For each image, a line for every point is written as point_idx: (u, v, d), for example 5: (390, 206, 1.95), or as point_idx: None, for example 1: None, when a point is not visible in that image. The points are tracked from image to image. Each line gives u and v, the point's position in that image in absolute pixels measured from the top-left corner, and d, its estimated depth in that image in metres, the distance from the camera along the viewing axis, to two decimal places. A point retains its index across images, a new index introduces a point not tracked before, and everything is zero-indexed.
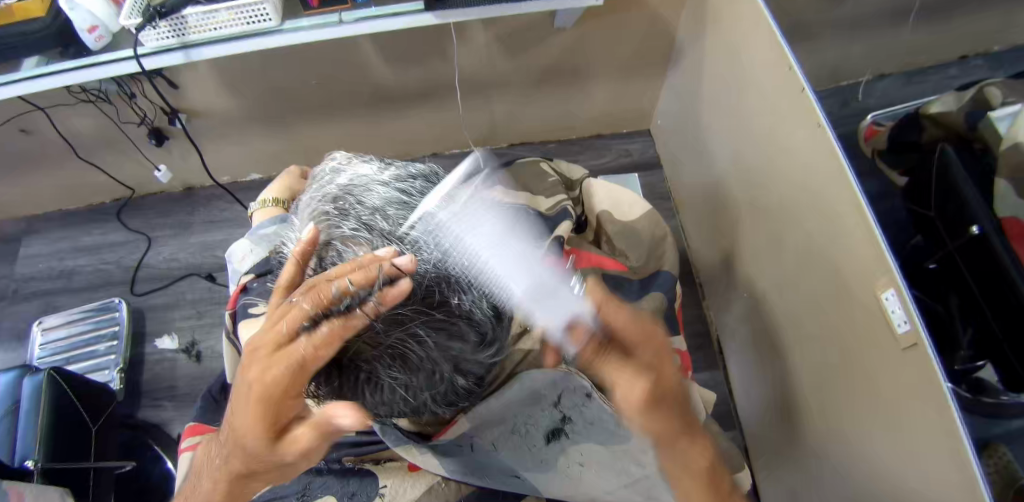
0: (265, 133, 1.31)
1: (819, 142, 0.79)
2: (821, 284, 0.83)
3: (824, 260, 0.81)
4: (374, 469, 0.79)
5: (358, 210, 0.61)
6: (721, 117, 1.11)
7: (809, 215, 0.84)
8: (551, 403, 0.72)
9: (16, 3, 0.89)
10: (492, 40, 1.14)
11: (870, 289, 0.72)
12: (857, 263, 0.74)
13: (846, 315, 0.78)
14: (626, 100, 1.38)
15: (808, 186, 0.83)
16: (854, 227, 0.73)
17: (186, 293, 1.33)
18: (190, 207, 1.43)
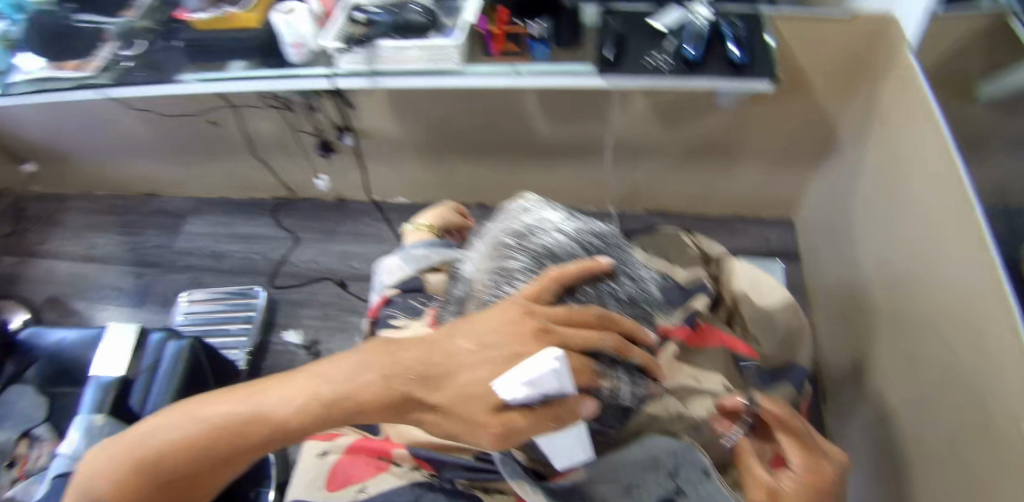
0: (421, 162, 1.42)
1: (982, 259, 0.71)
2: (964, 419, 0.72)
3: (968, 389, 0.72)
4: (483, 498, 0.64)
5: (536, 250, 0.56)
6: (874, 217, 1.04)
7: (960, 332, 0.75)
8: (668, 472, 0.59)
9: (240, 14, 1.09)
10: (649, 110, 1.17)
11: (1018, 433, 0.61)
12: (1001, 398, 0.65)
13: (988, 458, 0.67)
14: (773, 187, 1.35)
15: (964, 305, 0.74)
16: (1008, 359, 0.64)
17: (318, 294, 1.44)
18: (340, 216, 1.57)
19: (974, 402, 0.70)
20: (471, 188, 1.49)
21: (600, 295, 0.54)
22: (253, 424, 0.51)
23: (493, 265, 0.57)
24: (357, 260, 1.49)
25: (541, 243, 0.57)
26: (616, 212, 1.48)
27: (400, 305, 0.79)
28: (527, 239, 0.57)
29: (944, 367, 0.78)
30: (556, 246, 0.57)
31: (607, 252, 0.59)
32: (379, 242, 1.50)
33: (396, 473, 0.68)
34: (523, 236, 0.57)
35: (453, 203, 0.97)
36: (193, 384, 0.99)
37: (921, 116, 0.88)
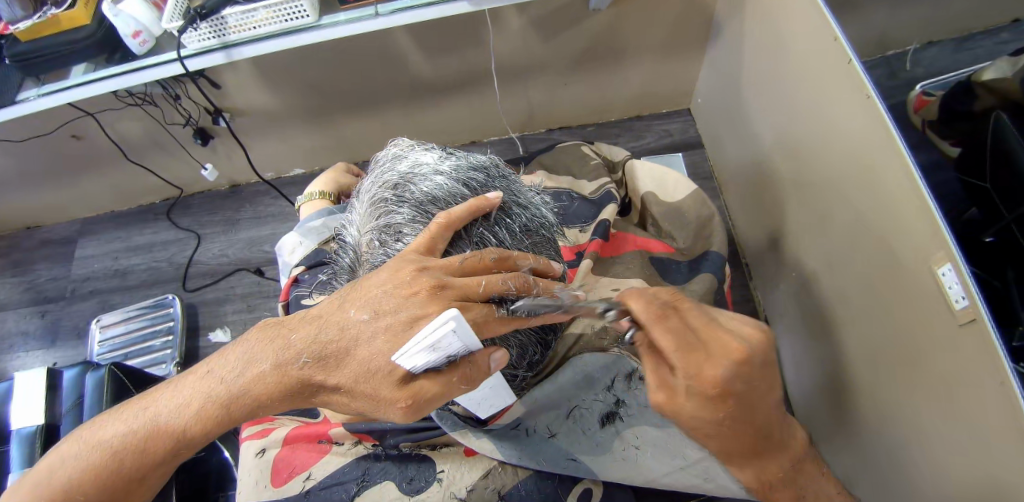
0: (308, 128, 1.33)
1: (869, 113, 0.76)
2: (873, 262, 0.81)
3: (873, 235, 0.80)
4: (431, 455, 0.69)
5: (418, 199, 0.56)
6: (764, 92, 1.08)
7: (858, 185, 0.81)
8: (603, 387, 0.70)
9: (63, 13, 0.91)
10: (528, 25, 1.13)
11: (922, 264, 0.70)
12: (908, 238, 0.72)
13: (899, 290, 0.76)
14: (665, 79, 1.36)
15: (857, 159, 0.81)
16: (909, 201, 0.71)
17: (236, 287, 1.37)
18: (237, 203, 1.47)
19: (881, 245, 0.78)
20: (368, 144, 1.42)
21: (491, 230, 0.55)
22: (158, 434, 0.60)
23: (377, 223, 0.57)
24: (267, 243, 1.41)
25: (420, 190, 0.57)
26: (521, 136, 1.47)
27: (310, 282, 0.77)
28: (406, 189, 0.57)
29: (850, 219, 0.86)
30: (434, 189, 0.57)
31: (491, 181, 0.59)
32: (286, 221, 1.43)
33: (341, 452, 0.71)
34: (401, 188, 0.57)
35: (343, 164, 0.92)
36: None
37: None
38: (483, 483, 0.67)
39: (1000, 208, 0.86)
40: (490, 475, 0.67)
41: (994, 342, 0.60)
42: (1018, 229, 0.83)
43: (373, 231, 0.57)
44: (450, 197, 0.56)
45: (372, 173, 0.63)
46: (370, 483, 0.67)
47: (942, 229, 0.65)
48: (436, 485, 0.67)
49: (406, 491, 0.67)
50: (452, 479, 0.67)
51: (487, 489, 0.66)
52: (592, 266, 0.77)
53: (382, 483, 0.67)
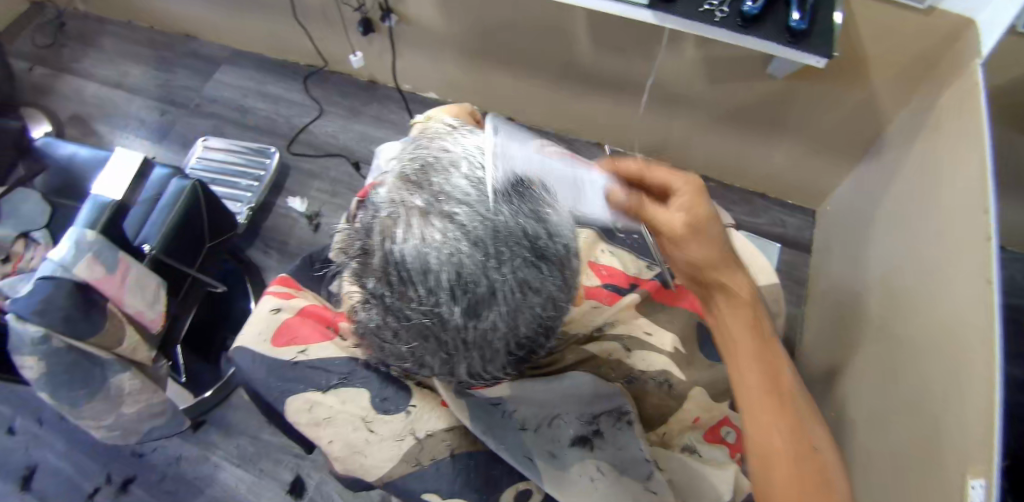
0: (457, 61, 1.38)
1: (983, 298, 0.69)
2: (917, 442, 0.76)
3: (929, 415, 0.74)
4: (413, 387, 0.68)
5: (436, 187, 0.49)
6: (895, 226, 1.00)
7: (939, 361, 0.75)
8: (589, 411, 0.63)
9: None
10: (698, 59, 1.11)
11: (958, 469, 0.65)
12: (957, 435, 0.67)
13: (928, 482, 0.71)
14: (805, 171, 1.29)
15: (948, 336, 0.74)
16: (976, 401, 0.65)
17: (330, 170, 1.46)
18: (367, 97, 1.55)
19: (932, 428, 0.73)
20: (501, 100, 1.45)
21: (499, 240, 0.47)
22: None
23: (389, 199, 0.50)
24: (375, 144, 1.49)
25: (440, 175, 0.49)
26: None
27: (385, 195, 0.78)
28: (426, 171, 0.50)
29: (915, 389, 0.80)
30: (453, 180, 0.49)
31: (517, 187, 0.50)
32: (399, 132, 1.50)
33: (340, 344, 0.72)
34: (424, 170, 0.50)
35: (471, 107, 0.95)
36: (188, 224, 1.00)
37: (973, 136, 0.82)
38: (443, 435, 0.65)
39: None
40: (453, 432, 0.66)
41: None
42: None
43: (382, 204, 0.51)
44: (466, 195, 0.48)
45: (416, 140, 0.56)
46: (348, 383, 0.68)
47: (996, 444, 0.60)
48: (404, 415, 0.66)
49: (376, 407, 0.66)
50: (418, 416, 0.66)
51: (443, 442, 0.65)
52: (637, 303, 0.77)
53: (358, 388, 0.68)
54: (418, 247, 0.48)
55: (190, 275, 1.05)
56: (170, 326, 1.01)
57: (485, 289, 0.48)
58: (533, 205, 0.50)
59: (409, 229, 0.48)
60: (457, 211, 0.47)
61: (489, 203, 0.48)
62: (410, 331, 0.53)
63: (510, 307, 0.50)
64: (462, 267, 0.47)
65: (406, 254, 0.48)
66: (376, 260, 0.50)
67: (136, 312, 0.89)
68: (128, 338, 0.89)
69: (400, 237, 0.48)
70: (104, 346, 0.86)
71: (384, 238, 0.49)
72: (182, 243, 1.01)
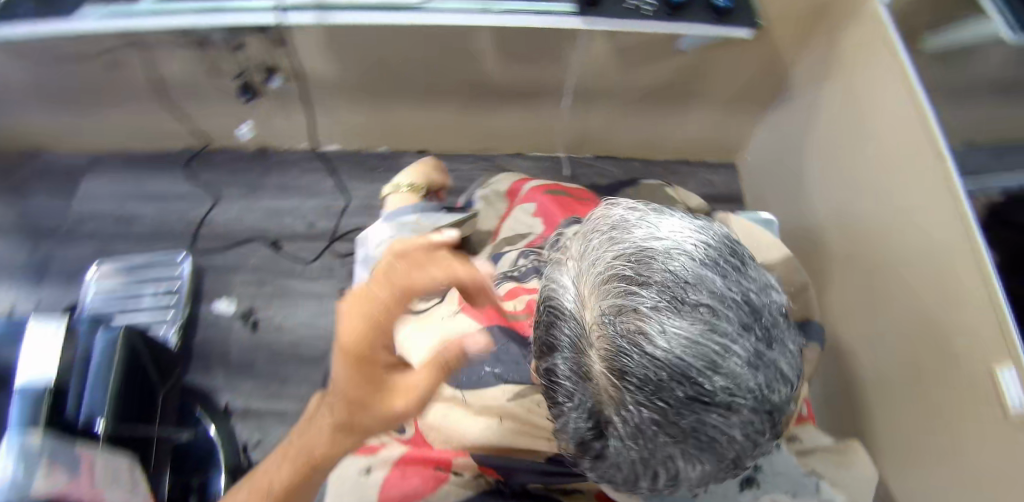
0: (359, 106, 1.27)
1: (952, 213, 0.81)
2: (925, 354, 0.86)
3: (931, 329, 0.85)
4: (562, 499, 0.67)
5: (669, 283, 0.42)
6: (828, 159, 1.10)
7: (924, 281, 0.86)
8: None
9: None
10: (610, 53, 1.11)
11: (982, 366, 0.75)
12: (969, 340, 0.77)
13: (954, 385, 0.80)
14: (721, 130, 1.37)
15: (927, 249, 0.85)
16: (972, 302, 0.77)
17: (250, 257, 1.29)
18: (264, 168, 1.39)
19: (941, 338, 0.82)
20: (414, 133, 1.37)
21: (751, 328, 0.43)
22: None
23: (613, 306, 0.42)
24: (291, 216, 1.34)
25: (665, 266, 0.43)
26: (567, 156, 1.44)
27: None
28: (648, 264, 0.43)
29: (908, 310, 0.90)
30: (683, 268, 0.43)
31: (737, 264, 0.45)
32: (314, 196, 1.37)
33: (459, 483, 0.67)
34: (640, 264, 0.43)
35: (431, 161, 0.94)
36: (135, 374, 0.83)
37: (886, 74, 0.93)
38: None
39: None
40: None
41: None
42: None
43: (603, 312, 0.43)
44: (707, 282, 0.42)
45: (581, 234, 0.49)
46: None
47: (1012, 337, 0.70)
48: None
49: None
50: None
51: None
52: None
53: None
54: (677, 355, 0.40)
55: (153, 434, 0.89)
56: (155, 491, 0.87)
57: (753, 386, 0.42)
58: (757, 280, 0.46)
59: (662, 336, 0.41)
60: (705, 304, 0.42)
61: (729, 286, 0.43)
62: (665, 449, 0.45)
63: (776, 399, 0.44)
64: (730, 364, 0.41)
65: (668, 362, 0.41)
66: (621, 379, 0.42)
67: None
68: None
69: (657, 348, 0.41)
70: None
71: (626, 353, 0.41)
72: (137, 399, 0.85)
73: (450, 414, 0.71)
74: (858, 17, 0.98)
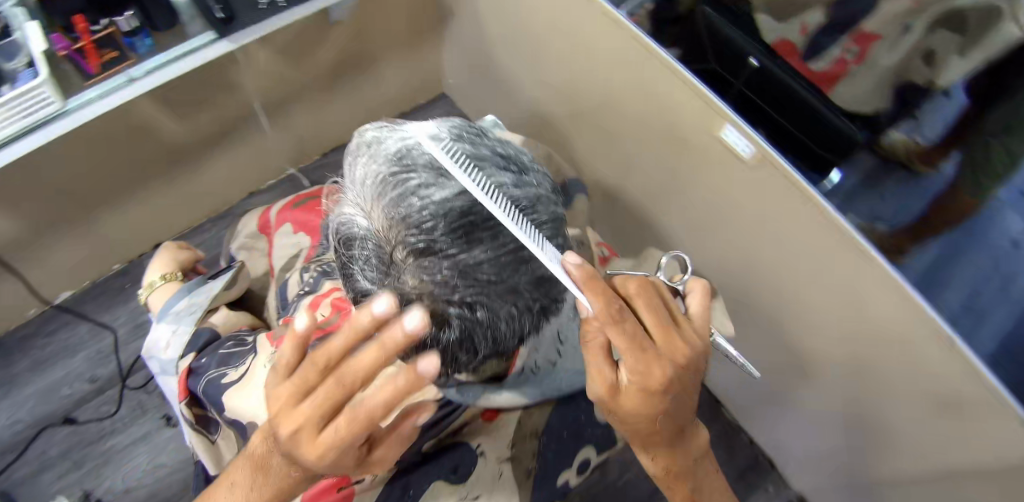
0: (61, 242, 1.11)
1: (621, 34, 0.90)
2: (666, 143, 0.98)
3: (662, 132, 0.97)
4: (463, 439, 0.70)
5: (428, 161, 0.50)
6: (511, 48, 1.22)
7: (640, 101, 0.97)
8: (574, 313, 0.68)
9: None
10: (276, 56, 1.11)
11: (710, 133, 0.87)
12: (694, 121, 0.88)
13: (703, 155, 0.92)
14: (419, 70, 1.47)
15: (616, 73, 0.98)
16: (673, 90, 0.88)
17: (49, 449, 1.13)
18: (2, 358, 1.18)
19: (672, 132, 0.94)
20: (143, 232, 1.25)
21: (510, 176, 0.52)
22: None
23: (388, 200, 0.49)
24: (66, 385, 1.18)
25: (420, 152, 0.50)
26: (301, 170, 1.45)
27: (216, 364, 0.73)
28: (404, 155, 0.50)
29: (635, 128, 1.03)
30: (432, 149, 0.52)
31: (475, 134, 0.55)
32: (78, 351, 1.21)
33: (366, 487, 0.68)
34: (399, 160, 0.50)
35: (167, 247, 0.94)
36: None
37: None
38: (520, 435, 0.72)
39: (728, 77, 0.96)
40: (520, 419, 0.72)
41: (779, 164, 0.78)
42: (752, 91, 0.94)
43: (386, 208, 0.49)
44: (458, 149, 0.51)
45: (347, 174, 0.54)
46: (415, 493, 0.67)
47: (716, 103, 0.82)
48: (483, 459, 0.69)
49: (458, 480, 0.68)
50: (490, 444, 0.70)
51: (527, 433, 0.72)
52: None
53: (429, 488, 0.68)
54: (453, 205, 0.48)
55: None
56: None
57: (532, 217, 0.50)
58: (493, 141, 0.56)
59: (433, 197, 0.48)
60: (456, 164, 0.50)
61: (473, 147, 0.53)
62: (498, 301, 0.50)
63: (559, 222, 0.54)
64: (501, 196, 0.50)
65: (450, 212, 0.48)
66: (430, 256, 0.48)
67: None
68: None
69: (437, 205, 0.48)
70: None
71: (420, 223, 0.48)
72: None
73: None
74: None
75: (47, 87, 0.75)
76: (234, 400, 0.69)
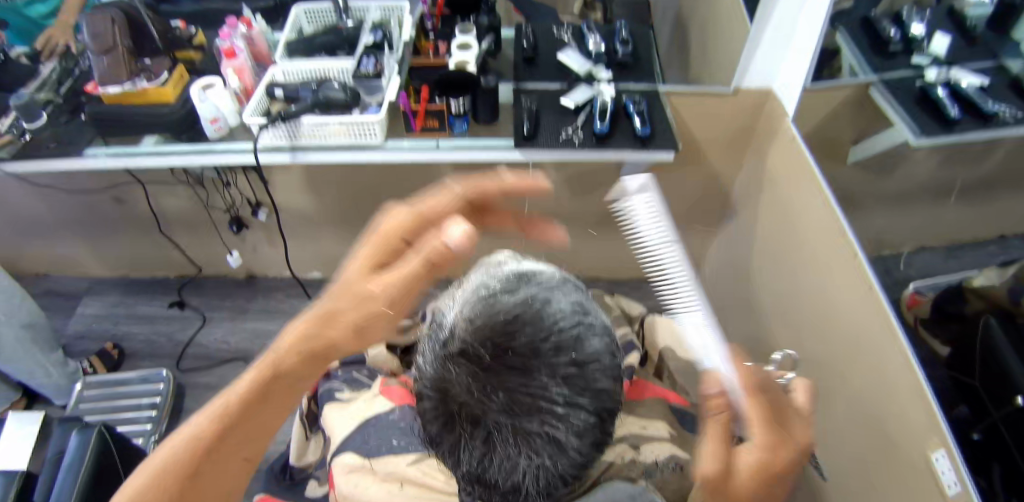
0: (336, 235, 1.38)
1: (868, 303, 0.79)
2: (866, 440, 0.80)
3: (873, 420, 0.79)
4: None
5: (532, 292, 0.47)
6: (768, 263, 1.14)
7: (860, 375, 0.82)
8: None
9: (153, 88, 0.99)
10: (562, 180, 1.25)
11: (916, 451, 0.69)
12: (902, 426, 0.72)
13: (894, 472, 0.74)
14: (681, 250, 1.45)
15: (850, 335, 0.84)
16: (898, 385, 0.73)
17: (228, 377, 1.33)
18: (250, 292, 1.48)
19: (875, 421, 0.78)
20: None
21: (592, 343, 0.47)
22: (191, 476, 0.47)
23: (473, 306, 0.46)
24: (270, 338, 1.40)
25: (526, 282, 0.47)
26: None
27: (343, 379, 0.87)
28: (510, 278, 0.48)
29: (842, 403, 0.87)
30: (534, 274, 0.48)
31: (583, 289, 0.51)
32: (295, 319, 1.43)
33: None
34: (505, 276, 0.48)
35: None
36: (105, 481, 0.79)
37: (795, 175, 1.01)
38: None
39: (986, 406, 0.82)
40: None
41: None
42: (1006, 429, 0.78)
43: (467, 310, 0.46)
44: (559, 295, 0.47)
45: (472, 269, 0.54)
46: None
47: (935, 414, 0.66)
48: None
49: None
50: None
51: None
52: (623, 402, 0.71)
53: None
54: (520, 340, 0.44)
55: None
56: None
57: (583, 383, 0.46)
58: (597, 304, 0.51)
59: (497, 317, 0.44)
60: (543, 299, 0.46)
61: (575, 300, 0.48)
62: (501, 431, 0.46)
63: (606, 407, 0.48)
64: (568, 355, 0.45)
65: (513, 346, 0.44)
66: (475, 368, 0.45)
67: None
68: None
69: (507, 334, 0.44)
70: None
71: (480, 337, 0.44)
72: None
73: (359, 483, 0.68)
74: (771, 130, 1.08)
75: (377, 125, 0.97)
76: (329, 413, 0.78)
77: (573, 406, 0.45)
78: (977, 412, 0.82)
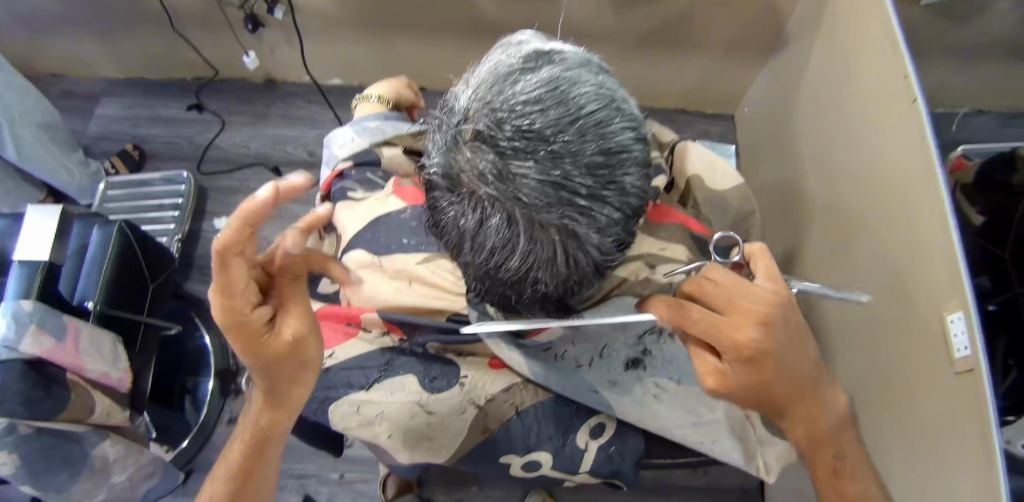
0: (356, 38, 1.29)
1: (920, 157, 0.74)
2: (886, 295, 0.80)
3: (894, 277, 0.78)
4: (457, 361, 0.70)
5: (554, 72, 0.45)
6: (816, 101, 1.05)
7: (892, 229, 0.80)
8: (634, 332, 0.68)
9: None
10: None
11: (935, 310, 0.69)
12: (925, 286, 0.71)
13: (907, 329, 0.75)
14: (722, 81, 1.35)
15: (892, 189, 0.80)
16: (932, 243, 0.70)
17: (250, 181, 1.36)
18: (268, 99, 1.44)
19: (899, 280, 0.77)
20: (411, 71, 1.38)
21: (618, 130, 0.45)
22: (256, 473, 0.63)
23: (491, 85, 0.45)
24: (289, 145, 1.39)
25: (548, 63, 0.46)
26: None
27: (355, 178, 0.81)
28: (530, 59, 0.46)
29: (870, 258, 0.85)
30: (557, 55, 0.47)
31: (612, 78, 0.49)
32: (314, 127, 1.41)
33: (366, 338, 0.71)
34: (527, 57, 0.47)
35: (402, 78, 0.95)
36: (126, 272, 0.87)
37: (868, 2, 0.87)
38: (502, 396, 0.68)
39: (1011, 280, 0.85)
40: (511, 391, 0.68)
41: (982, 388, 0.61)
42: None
43: (482, 88, 0.45)
44: (583, 77, 0.45)
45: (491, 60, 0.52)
46: (391, 373, 0.68)
47: (963, 278, 0.65)
48: (458, 388, 0.67)
49: (428, 388, 0.67)
50: (474, 386, 0.68)
51: (506, 403, 0.68)
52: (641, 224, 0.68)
53: (403, 376, 0.68)
54: (538, 117, 0.43)
55: (141, 323, 0.93)
56: (136, 380, 0.90)
57: (606, 171, 0.44)
58: (627, 98, 0.49)
59: (517, 94, 0.44)
60: (564, 80, 0.45)
61: (601, 85, 0.46)
62: (518, 220, 0.45)
63: (630, 202, 0.46)
64: (590, 137, 0.44)
65: (530, 124, 0.43)
66: (490, 147, 0.44)
67: (100, 375, 0.79)
68: (100, 405, 0.81)
69: (524, 112, 0.44)
70: (75, 419, 0.77)
71: (495, 115, 0.44)
72: (126, 290, 0.89)
73: (368, 277, 0.72)
74: None
75: None
76: (342, 214, 0.79)
77: (596, 194, 0.44)
78: (1001, 283, 0.86)
